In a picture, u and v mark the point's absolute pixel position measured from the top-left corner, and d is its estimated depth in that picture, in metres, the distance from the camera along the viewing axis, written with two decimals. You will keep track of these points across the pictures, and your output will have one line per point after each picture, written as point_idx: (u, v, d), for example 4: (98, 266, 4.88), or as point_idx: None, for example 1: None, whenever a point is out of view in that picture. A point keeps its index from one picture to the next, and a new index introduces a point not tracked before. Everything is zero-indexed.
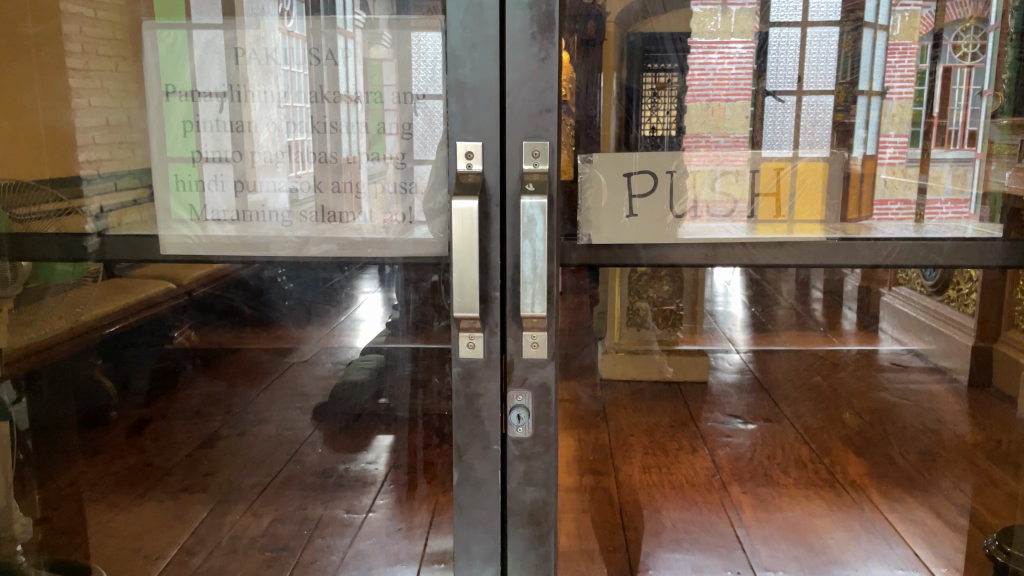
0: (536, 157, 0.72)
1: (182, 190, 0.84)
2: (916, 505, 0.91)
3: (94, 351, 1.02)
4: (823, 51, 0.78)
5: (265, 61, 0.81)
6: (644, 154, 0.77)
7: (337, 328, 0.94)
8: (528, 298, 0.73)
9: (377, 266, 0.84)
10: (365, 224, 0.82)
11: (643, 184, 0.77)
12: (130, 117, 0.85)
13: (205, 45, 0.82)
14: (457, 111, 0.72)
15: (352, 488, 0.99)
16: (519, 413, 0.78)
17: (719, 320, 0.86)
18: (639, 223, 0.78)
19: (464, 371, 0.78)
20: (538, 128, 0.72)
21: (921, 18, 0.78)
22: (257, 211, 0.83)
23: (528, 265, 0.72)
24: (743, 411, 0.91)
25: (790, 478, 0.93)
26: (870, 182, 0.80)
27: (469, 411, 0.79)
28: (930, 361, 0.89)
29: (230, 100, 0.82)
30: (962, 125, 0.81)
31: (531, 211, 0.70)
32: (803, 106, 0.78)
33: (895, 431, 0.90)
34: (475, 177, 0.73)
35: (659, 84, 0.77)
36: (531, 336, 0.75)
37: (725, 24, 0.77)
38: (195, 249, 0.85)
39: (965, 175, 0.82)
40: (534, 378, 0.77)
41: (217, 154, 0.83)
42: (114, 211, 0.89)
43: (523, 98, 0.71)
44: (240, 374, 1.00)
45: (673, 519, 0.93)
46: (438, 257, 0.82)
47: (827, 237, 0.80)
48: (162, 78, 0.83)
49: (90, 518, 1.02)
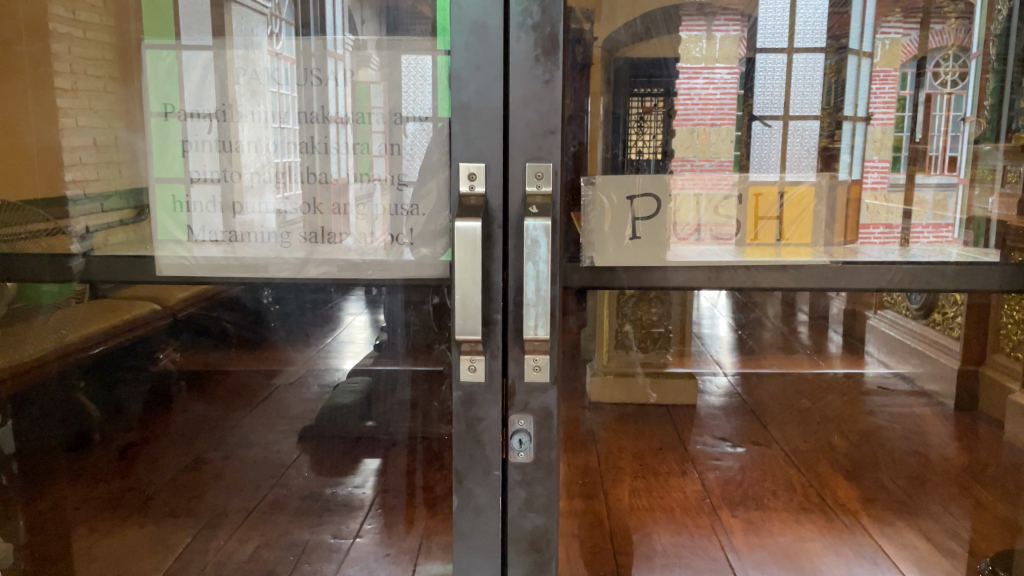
0: (539, 178, 0.73)
1: (177, 210, 0.85)
2: (906, 528, 0.89)
3: (77, 372, 1.01)
4: (809, 77, 0.78)
5: (254, 80, 0.81)
6: (647, 177, 0.78)
7: (321, 350, 0.94)
8: (531, 320, 0.73)
9: (367, 285, 0.84)
10: (365, 244, 0.82)
11: (646, 207, 0.78)
12: (117, 137, 0.87)
13: (195, 66, 0.82)
14: (460, 131, 0.73)
15: (340, 513, 0.98)
16: (521, 438, 0.78)
17: (707, 343, 0.86)
18: (640, 245, 0.78)
19: (465, 395, 0.77)
20: (542, 150, 0.73)
21: (902, 45, 0.78)
22: (246, 231, 0.84)
23: (532, 287, 0.72)
24: (732, 433, 0.89)
25: (781, 500, 0.90)
26: (854, 207, 0.80)
27: (470, 434, 0.78)
28: (916, 385, 0.89)
29: (218, 120, 0.82)
30: (942, 150, 0.81)
31: (535, 233, 0.71)
32: (790, 131, 0.79)
33: (883, 455, 0.89)
34: (478, 198, 0.73)
35: (645, 108, 0.78)
36: (534, 359, 0.75)
37: (709, 51, 0.78)
38: (195, 272, 0.86)
39: (947, 201, 0.82)
40: (536, 402, 0.77)
41: (206, 174, 0.83)
42: (100, 232, 0.90)
43: (526, 120, 0.72)
44: (230, 396, 0.99)
45: (664, 543, 0.89)
46: (437, 278, 0.83)
47: (821, 260, 0.80)
48: (156, 99, 0.83)
49: (76, 543, 1.02)
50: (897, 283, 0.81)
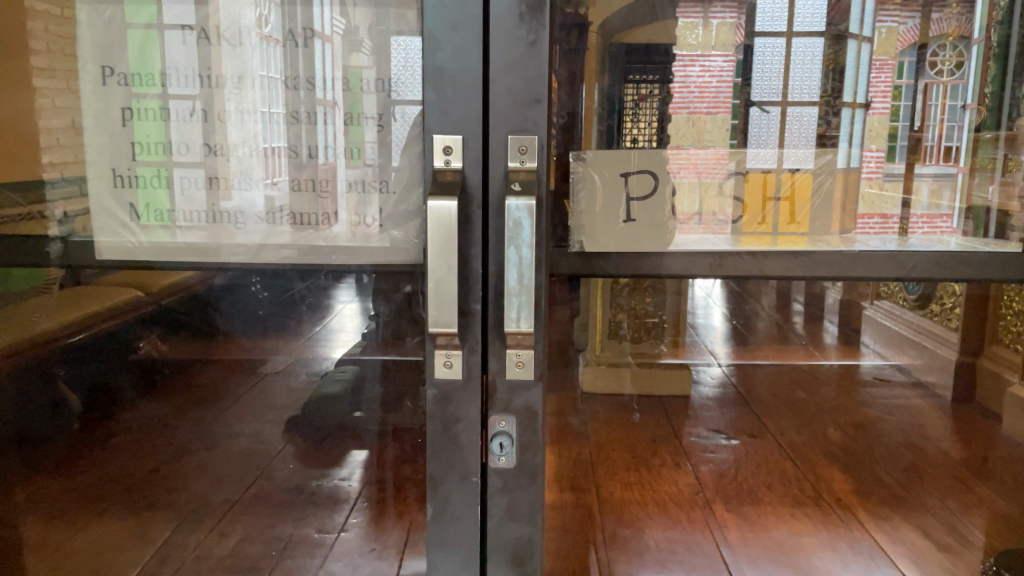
0: (523, 153, 0.71)
1: (154, 187, 0.84)
2: (902, 523, 0.87)
3: (56, 359, 0.97)
4: (808, 62, 0.77)
5: (241, 61, 0.80)
6: (644, 152, 0.76)
7: (309, 339, 0.91)
8: (514, 312, 0.71)
9: (332, 270, 0.85)
10: (331, 235, 0.82)
11: (642, 184, 0.77)
12: (96, 117, 0.83)
13: (177, 43, 0.80)
14: (435, 99, 0.71)
15: (326, 506, 0.96)
16: (502, 441, 0.77)
17: (701, 332, 0.85)
18: (636, 227, 0.77)
19: (441, 393, 0.77)
20: (526, 121, 0.71)
21: (899, 34, 0.77)
22: (232, 213, 0.83)
23: (514, 274, 0.70)
24: (726, 426, 0.88)
25: (776, 493, 0.89)
26: (853, 193, 0.79)
27: (446, 435, 0.78)
28: (913, 376, 0.88)
29: (202, 99, 0.81)
30: (938, 140, 0.80)
31: (517, 213, 0.68)
32: (788, 117, 0.77)
33: (879, 447, 0.88)
34: (454, 173, 0.71)
35: (640, 95, 0.76)
36: (516, 355, 0.74)
37: (705, 37, 0.75)
38: (141, 257, 0.86)
39: (942, 190, 0.81)
40: (518, 402, 0.76)
41: (189, 155, 0.83)
42: (79, 217, 0.87)
43: (509, 86, 0.70)
44: (210, 388, 0.97)
45: (656, 539, 0.88)
46: (410, 264, 0.83)
47: (814, 248, 0.79)
48: (137, 74, 0.82)
49: (53, 534, 1.01)
50: (903, 273, 0.79)
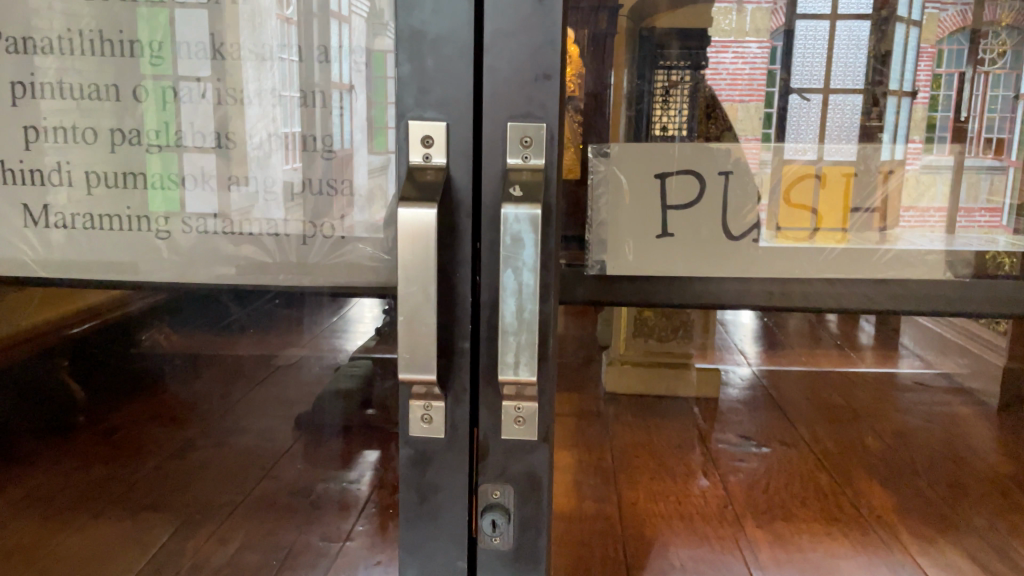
0: (525, 145, 0.67)
1: (167, 187, 0.81)
2: (950, 548, 0.82)
3: (61, 350, 0.96)
4: (852, 48, 0.72)
5: (261, 50, 0.76)
6: (685, 145, 0.74)
7: (325, 330, 0.86)
8: (512, 357, 0.66)
9: (279, 292, 0.84)
10: (277, 252, 0.82)
11: (682, 186, 0.75)
12: (101, 102, 0.81)
13: (188, 25, 0.77)
14: (412, 72, 0.67)
15: (330, 512, 0.92)
16: (495, 520, 0.75)
17: (730, 330, 0.81)
18: (673, 241, 0.76)
19: (418, 457, 0.74)
20: (532, 103, 0.66)
21: (939, 21, 0.72)
22: (248, 207, 0.80)
23: (512, 306, 0.66)
24: (755, 432, 0.85)
25: (809, 510, 0.86)
26: (896, 188, 0.75)
27: (423, 507, 0.76)
28: (957, 382, 0.84)
29: (215, 85, 0.78)
30: (978, 131, 0.74)
31: (516, 226, 0.64)
32: (830, 106, 0.73)
33: (918, 461, 0.84)
34: (435, 172, 0.68)
35: (671, 82, 0.72)
36: (517, 411, 0.71)
37: (739, 24, 0.71)
38: (39, 273, 0.86)
39: (979, 184, 0.75)
40: (515, 467, 0.73)
41: (200, 142, 0.79)
42: (74, 208, 0.83)
43: (514, 50, 0.65)
44: (222, 381, 0.92)
45: (682, 557, 0.82)
46: (380, 285, 0.80)
47: (854, 245, 0.76)
48: (144, 57, 0.79)
49: (39, 540, 0.95)
50: (941, 283, 0.78)
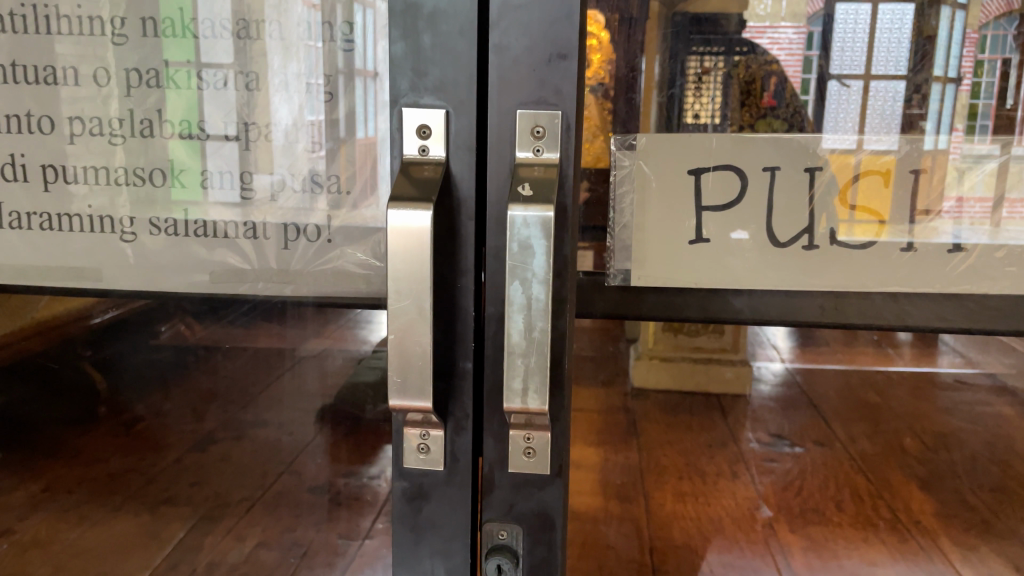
0: (537, 137, 0.65)
1: (186, 174, 0.81)
2: (991, 555, 0.79)
3: (82, 341, 0.93)
4: (896, 33, 0.70)
5: (287, 37, 0.76)
6: (722, 137, 0.72)
7: (348, 322, 0.83)
8: (518, 383, 0.64)
9: (255, 303, 0.84)
10: (257, 260, 0.82)
11: (722, 183, 0.72)
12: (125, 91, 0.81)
13: (211, 11, 0.76)
14: (405, 49, 0.66)
15: (351, 508, 0.89)
16: (501, 564, 0.73)
17: (763, 333, 0.79)
18: (711, 249, 0.74)
19: (416, 487, 0.74)
20: (545, 88, 0.64)
21: (982, 6, 0.70)
22: (265, 200, 0.80)
23: (520, 321, 0.63)
24: (789, 431, 0.82)
25: (848, 515, 0.82)
26: (938, 178, 0.72)
27: (418, 546, 0.75)
28: (999, 381, 0.79)
29: (242, 77, 0.78)
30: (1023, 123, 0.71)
31: (527, 231, 0.62)
32: (871, 92, 0.71)
33: (963, 463, 0.81)
34: (433, 168, 0.67)
35: (704, 69, 0.72)
36: (527, 442, 0.70)
37: (775, 8, 0.70)
38: None
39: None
40: (524, 506, 0.72)
41: (222, 131, 0.79)
42: (93, 201, 0.84)
43: (524, 24, 0.63)
44: (241, 376, 0.90)
45: (712, 563, 0.82)
46: (371, 297, 0.81)
47: (895, 240, 0.73)
48: (167, 46, 0.79)
49: (57, 534, 0.95)
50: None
